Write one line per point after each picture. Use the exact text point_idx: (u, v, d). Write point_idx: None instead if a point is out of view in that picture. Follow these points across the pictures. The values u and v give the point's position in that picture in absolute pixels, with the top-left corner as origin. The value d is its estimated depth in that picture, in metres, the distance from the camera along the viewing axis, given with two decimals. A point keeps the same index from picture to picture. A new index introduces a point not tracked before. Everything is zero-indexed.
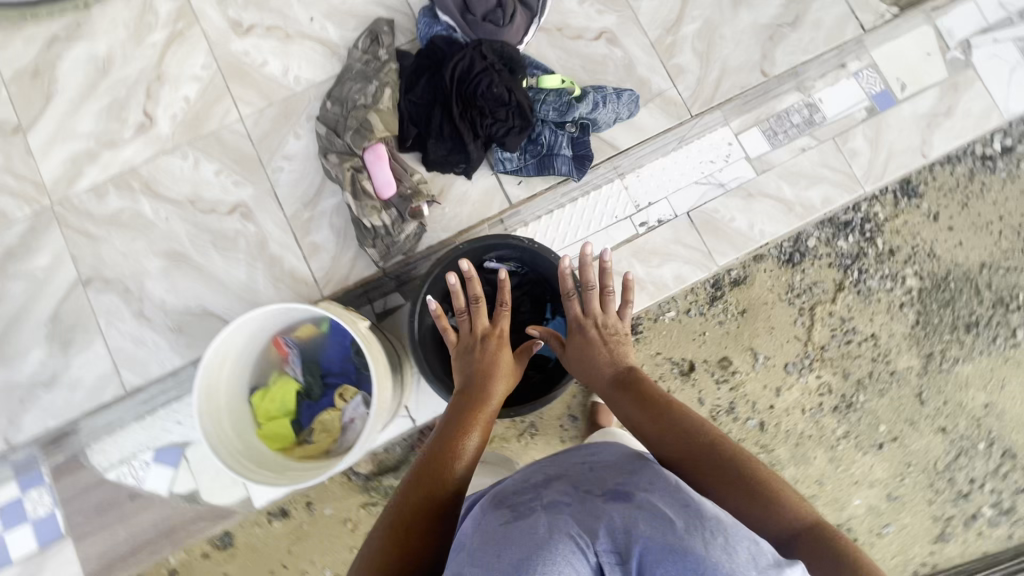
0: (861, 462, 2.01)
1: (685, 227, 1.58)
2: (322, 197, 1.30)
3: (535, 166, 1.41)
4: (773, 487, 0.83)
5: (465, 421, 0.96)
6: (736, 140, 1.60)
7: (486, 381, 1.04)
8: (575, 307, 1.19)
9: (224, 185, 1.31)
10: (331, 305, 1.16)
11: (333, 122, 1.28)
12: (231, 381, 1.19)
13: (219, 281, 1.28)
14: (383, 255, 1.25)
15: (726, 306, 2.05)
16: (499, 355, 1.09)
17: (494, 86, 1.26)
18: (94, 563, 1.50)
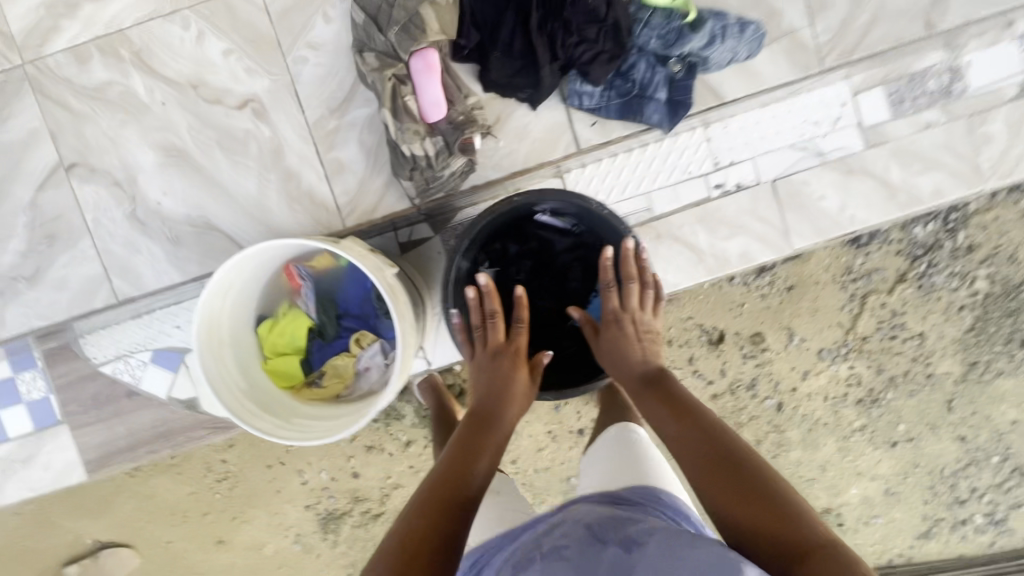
0: (869, 455, 1.92)
1: (766, 198, 1.36)
2: (353, 105, 1.07)
3: (618, 107, 1.26)
4: (781, 499, 0.80)
5: (468, 449, 0.93)
6: (853, 100, 1.32)
7: (501, 404, 1.00)
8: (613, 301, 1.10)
9: (234, 70, 1.07)
10: (356, 242, 1.00)
11: (373, 7, 0.99)
12: (238, 310, 1.06)
13: (223, 190, 1.09)
14: (419, 191, 1.06)
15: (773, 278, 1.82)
16: (516, 377, 1.04)
17: None
18: (90, 454, 1.47)
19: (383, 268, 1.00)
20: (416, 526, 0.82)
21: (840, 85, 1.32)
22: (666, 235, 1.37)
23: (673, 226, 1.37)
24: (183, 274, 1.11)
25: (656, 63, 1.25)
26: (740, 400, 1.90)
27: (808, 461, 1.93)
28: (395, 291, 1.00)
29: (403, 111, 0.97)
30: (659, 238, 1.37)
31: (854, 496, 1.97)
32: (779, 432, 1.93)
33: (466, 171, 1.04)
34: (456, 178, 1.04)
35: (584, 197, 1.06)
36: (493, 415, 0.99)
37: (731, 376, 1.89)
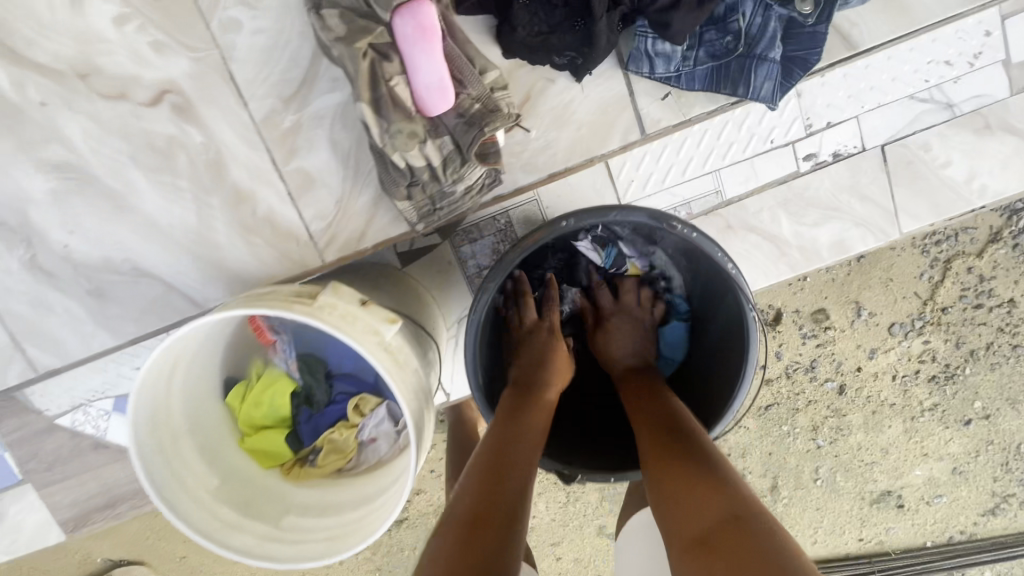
0: (938, 435, 1.67)
1: (870, 169, 1.04)
2: (318, 90, 0.73)
3: (706, 74, 0.91)
4: (723, 478, 0.63)
5: (500, 440, 0.70)
6: (999, 29, 0.98)
7: (541, 372, 0.83)
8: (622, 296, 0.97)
9: (137, 46, 0.72)
10: (340, 293, 0.71)
11: None
12: (192, 386, 0.80)
13: (153, 224, 0.78)
14: (422, 215, 0.73)
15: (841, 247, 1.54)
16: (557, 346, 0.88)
17: None
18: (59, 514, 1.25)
19: (380, 328, 0.72)
20: (449, 550, 0.57)
21: (983, 7, 0.97)
22: (739, 225, 1.07)
23: (748, 212, 1.06)
24: (116, 337, 0.83)
25: (771, 4, 0.87)
26: (798, 384, 1.64)
27: (870, 444, 1.68)
28: (400, 353, 0.74)
29: (388, 104, 0.64)
30: (731, 229, 1.07)
31: (917, 478, 1.72)
32: (840, 416, 1.66)
33: (487, 183, 0.74)
34: (471, 196, 0.73)
35: (658, 216, 0.70)
36: (537, 383, 0.81)
37: (788, 359, 1.61)
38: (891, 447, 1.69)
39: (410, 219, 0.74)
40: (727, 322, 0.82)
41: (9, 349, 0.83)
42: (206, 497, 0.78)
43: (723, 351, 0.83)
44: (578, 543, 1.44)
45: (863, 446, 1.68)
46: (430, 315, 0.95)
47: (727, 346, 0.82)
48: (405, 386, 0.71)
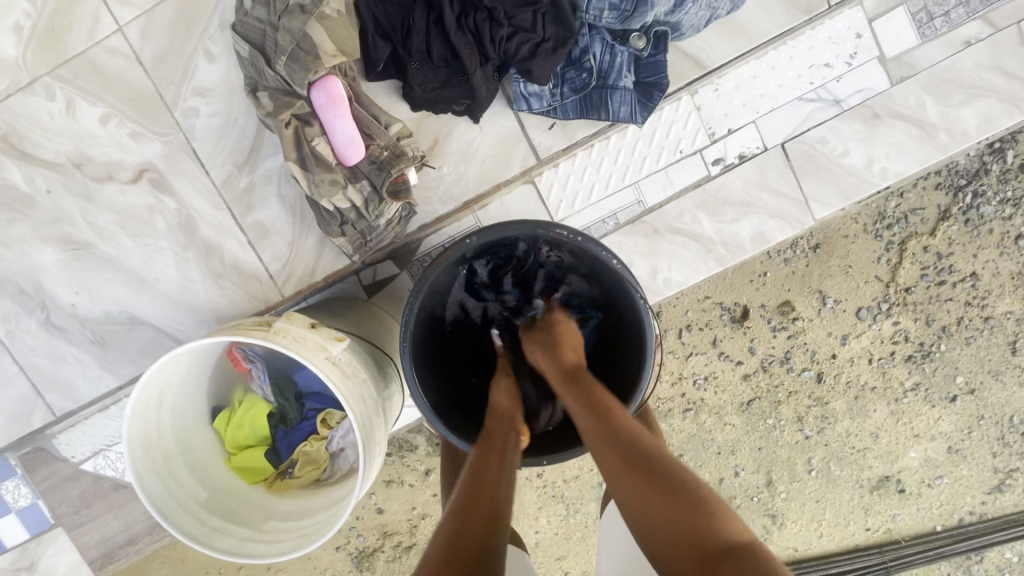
0: (925, 415, 1.57)
1: (776, 166, 1.14)
2: (263, 155, 0.89)
3: (575, 103, 1.02)
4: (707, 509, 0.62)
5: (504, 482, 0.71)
6: (868, 29, 1.09)
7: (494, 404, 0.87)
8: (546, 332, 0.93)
9: (119, 138, 0.89)
10: (293, 320, 0.85)
11: (259, 37, 0.80)
12: (180, 413, 0.92)
13: (141, 279, 0.94)
14: (358, 246, 0.87)
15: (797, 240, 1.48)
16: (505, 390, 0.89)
17: None
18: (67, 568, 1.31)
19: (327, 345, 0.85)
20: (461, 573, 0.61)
21: (850, 13, 1.09)
22: (664, 228, 1.17)
23: (671, 215, 1.17)
24: (117, 378, 0.97)
25: (614, 42, 0.99)
26: (773, 378, 1.56)
27: (858, 431, 1.59)
28: (348, 365, 0.86)
29: (312, 161, 0.79)
30: (657, 233, 1.17)
31: (914, 460, 1.60)
32: (823, 405, 1.57)
33: (405, 214, 0.87)
34: (393, 227, 0.86)
35: (543, 225, 0.81)
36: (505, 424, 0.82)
37: (762, 353, 1.54)
38: (880, 432, 1.59)
39: (347, 251, 0.86)
40: (625, 318, 0.89)
41: (33, 396, 0.98)
42: (197, 508, 0.89)
43: (626, 344, 0.89)
44: (570, 549, 1.48)
45: (852, 433, 1.59)
46: (388, 336, 1.04)
47: (628, 341, 0.89)
48: (351, 393, 0.83)
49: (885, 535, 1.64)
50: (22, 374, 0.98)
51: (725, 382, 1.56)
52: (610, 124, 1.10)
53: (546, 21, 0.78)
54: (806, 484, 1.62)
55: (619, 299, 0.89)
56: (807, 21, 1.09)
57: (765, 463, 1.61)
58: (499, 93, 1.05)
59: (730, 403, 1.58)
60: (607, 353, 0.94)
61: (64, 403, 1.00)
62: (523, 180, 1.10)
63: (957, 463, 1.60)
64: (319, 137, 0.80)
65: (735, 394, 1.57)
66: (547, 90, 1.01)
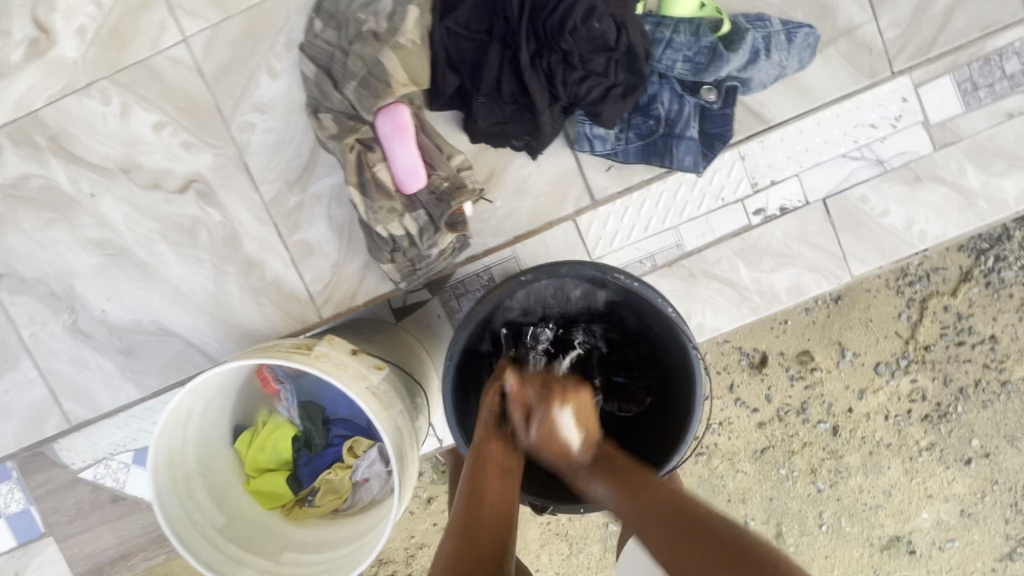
0: (939, 476, 1.55)
1: (816, 220, 1.15)
2: (315, 174, 0.88)
3: (638, 149, 1.01)
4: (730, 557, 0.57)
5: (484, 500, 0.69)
6: (914, 94, 1.11)
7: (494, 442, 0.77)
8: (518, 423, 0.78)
9: (170, 147, 0.88)
10: (334, 345, 0.82)
11: (329, 61, 0.80)
12: (205, 431, 0.89)
13: (176, 290, 0.91)
14: (405, 274, 0.85)
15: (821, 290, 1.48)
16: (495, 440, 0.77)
17: (592, 14, 0.74)
18: None
19: (368, 372, 0.82)
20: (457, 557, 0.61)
21: (898, 78, 1.10)
22: (701, 273, 1.17)
23: (708, 261, 1.16)
24: (140, 389, 0.94)
25: (684, 92, 1.00)
26: (789, 429, 1.54)
27: (870, 487, 1.56)
28: (387, 396, 0.83)
29: (372, 187, 0.79)
30: (693, 278, 1.17)
31: (926, 522, 1.57)
32: (836, 459, 1.55)
33: (457, 246, 0.86)
34: (444, 258, 0.85)
35: (601, 267, 0.80)
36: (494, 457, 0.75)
37: (778, 403, 1.53)
38: (892, 490, 1.56)
39: (394, 278, 0.85)
40: (673, 371, 0.87)
41: (50, 402, 0.95)
42: (213, 534, 0.85)
43: (670, 395, 0.88)
44: None
45: (864, 488, 1.56)
46: (420, 366, 1.02)
47: (674, 393, 0.87)
48: (389, 425, 0.80)
49: None
50: (40, 379, 0.94)
51: (741, 428, 1.54)
52: (667, 170, 1.10)
53: (619, 67, 0.77)
54: (816, 538, 1.58)
55: (666, 350, 0.87)
56: (863, 85, 1.11)
57: (775, 515, 1.57)
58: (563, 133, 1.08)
59: (743, 449, 1.55)
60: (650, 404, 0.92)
61: (80, 412, 0.96)
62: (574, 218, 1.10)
63: (968, 527, 1.57)
64: (380, 163, 0.79)
65: (750, 441, 1.54)
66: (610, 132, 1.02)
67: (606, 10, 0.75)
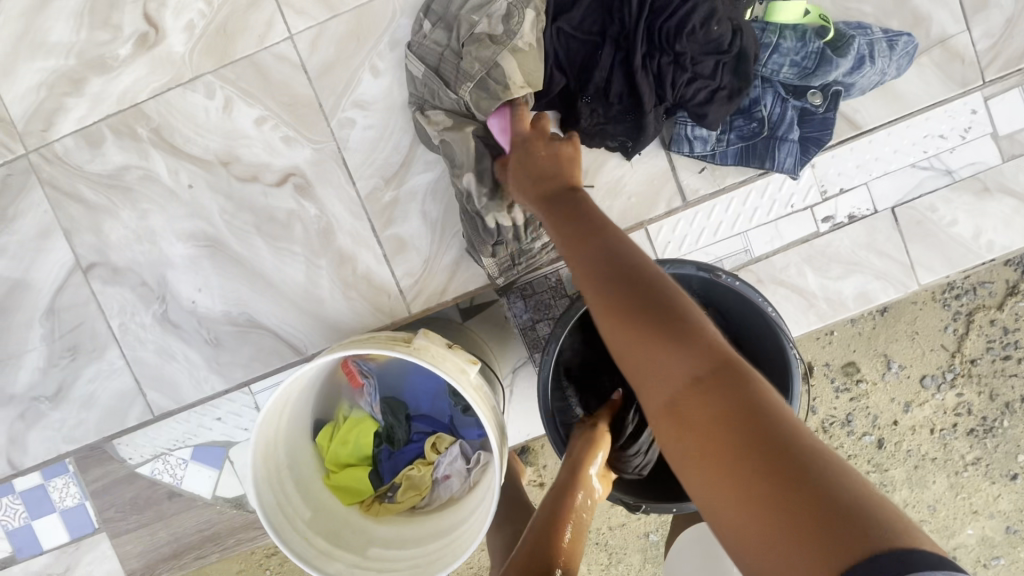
0: (986, 491, 1.54)
1: (884, 229, 1.16)
2: (411, 171, 0.89)
3: (737, 151, 1.07)
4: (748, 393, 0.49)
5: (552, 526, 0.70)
6: (983, 107, 1.12)
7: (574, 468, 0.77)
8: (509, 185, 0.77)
9: (270, 141, 0.89)
10: (433, 338, 0.83)
11: (438, 59, 0.82)
12: (294, 423, 0.89)
13: (267, 282, 0.92)
14: (502, 269, 0.86)
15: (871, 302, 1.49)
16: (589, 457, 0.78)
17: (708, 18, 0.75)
18: None
19: (466, 366, 0.82)
20: None
21: (968, 90, 1.12)
22: (769, 279, 1.18)
23: (776, 268, 1.18)
24: (225, 381, 0.95)
25: (787, 96, 1.04)
26: (835, 440, 1.55)
27: (916, 501, 1.55)
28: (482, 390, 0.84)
29: (481, 182, 0.81)
30: (760, 284, 1.18)
31: (971, 537, 1.56)
32: (882, 472, 1.55)
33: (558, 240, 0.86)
34: (544, 253, 0.86)
35: (702, 266, 0.82)
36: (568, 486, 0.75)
37: (823, 414, 1.54)
38: (937, 504, 1.56)
39: (492, 273, 0.85)
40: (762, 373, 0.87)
41: (134, 392, 0.95)
42: (302, 526, 0.85)
43: None
44: None
45: (909, 501, 1.56)
46: (499, 364, 1.02)
47: None
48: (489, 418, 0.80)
49: None
50: (126, 368, 0.95)
51: None
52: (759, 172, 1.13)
53: (726, 71, 0.79)
54: None
55: (753, 350, 0.88)
56: (932, 98, 1.13)
57: None
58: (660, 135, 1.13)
59: None
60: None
61: (162, 403, 0.96)
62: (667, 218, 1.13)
63: (1015, 544, 1.56)
64: (488, 160, 0.80)
65: None
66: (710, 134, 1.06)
67: (724, 14, 0.76)
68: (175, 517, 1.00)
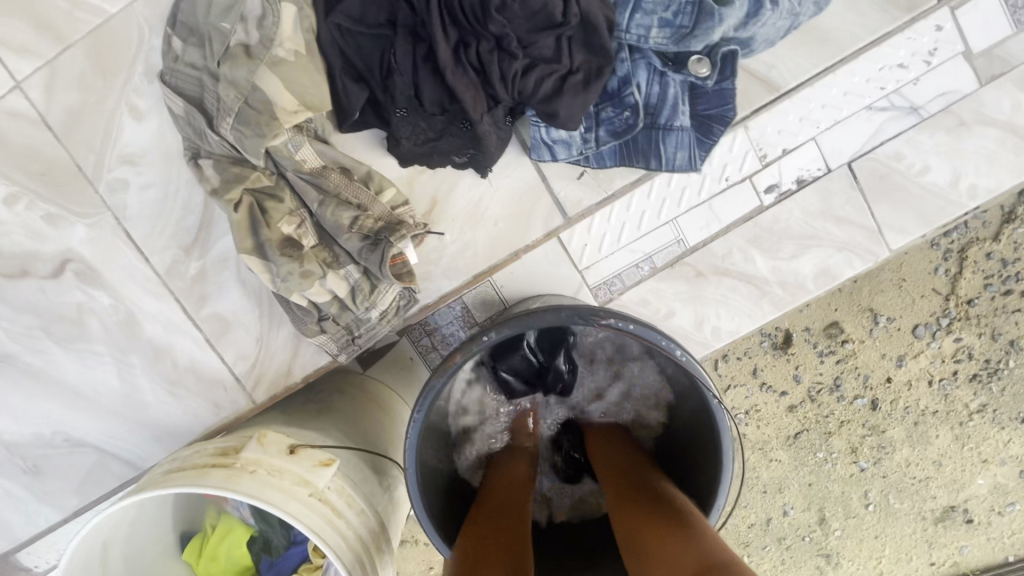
0: (996, 438, 1.39)
1: (842, 190, 0.95)
2: (213, 233, 0.70)
3: (613, 150, 0.77)
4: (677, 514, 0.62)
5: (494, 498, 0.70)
6: (951, 19, 0.89)
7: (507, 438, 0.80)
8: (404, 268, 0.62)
9: (30, 224, 0.70)
10: (267, 446, 0.66)
11: (196, 90, 0.61)
12: (138, 555, 0.74)
13: (76, 393, 0.75)
14: (343, 347, 0.68)
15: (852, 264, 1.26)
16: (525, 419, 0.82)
17: None
18: None
19: (311, 477, 0.65)
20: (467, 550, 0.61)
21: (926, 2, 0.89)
22: (710, 270, 0.99)
23: (717, 255, 0.98)
24: (60, 511, 0.79)
25: (664, 69, 0.74)
26: (824, 410, 1.38)
27: (919, 459, 1.41)
28: (340, 498, 0.67)
29: (273, 248, 0.60)
30: (701, 277, 0.99)
31: (983, 488, 1.43)
32: (879, 435, 1.40)
33: (405, 301, 0.68)
34: (388, 319, 0.67)
35: (581, 313, 0.62)
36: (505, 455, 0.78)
37: (808, 382, 1.37)
38: (944, 461, 1.41)
39: (331, 351, 0.68)
40: (692, 415, 0.71)
41: None
42: None
43: (688, 433, 0.72)
44: None
45: (912, 461, 1.41)
46: (390, 431, 0.85)
47: (695, 430, 0.71)
48: (344, 542, 0.64)
49: (952, 568, 1.49)
50: None
51: (769, 415, 1.40)
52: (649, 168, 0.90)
53: (575, 47, 0.59)
54: (864, 520, 1.45)
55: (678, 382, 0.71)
56: (880, 16, 0.89)
57: (816, 501, 1.44)
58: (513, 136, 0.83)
59: (775, 437, 1.41)
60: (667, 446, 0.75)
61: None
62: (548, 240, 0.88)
63: None
64: (284, 218, 0.61)
65: (780, 426, 1.41)
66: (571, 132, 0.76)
67: None
68: None
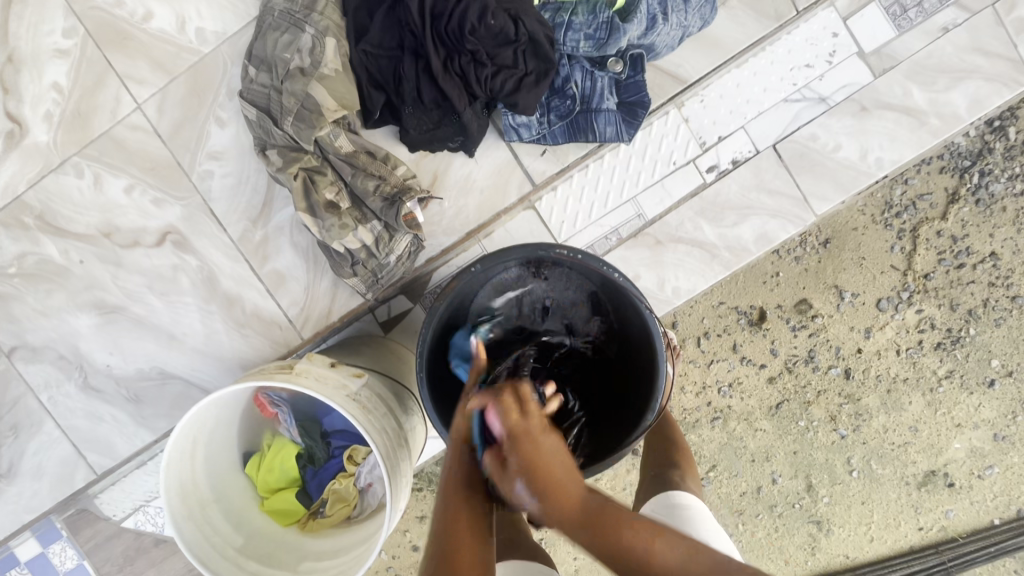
0: (966, 403, 1.39)
1: (770, 167, 1.15)
2: (274, 208, 0.98)
3: (562, 129, 1.04)
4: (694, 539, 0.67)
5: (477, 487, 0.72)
6: (843, 27, 1.12)
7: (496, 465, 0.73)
8: (414, 226, 0.90)
9: (142, 206, 0.97)
10: (313, 360, 0.86)
11: (264, 100, 0.89)
12: (215, 460, 0.95)
13: (170, 334, 1.00)
14: (370, 285, 0.95)
15: (805, 237, 1.33)
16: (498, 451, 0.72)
17: (488, 16, 0.85)
18: None
19: (348, 381, 0.86)
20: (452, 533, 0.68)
21: (823, 15, 1.12)
22: (667, 239, 1.16)
23: (671, 226, 1.15)
24: (153, 431, 1.03)
25: (594, 69, 1.03)
26: (799, 381, 1.39)
27: (894, 427, 1.41)
28: (370, 400, 0.86)
29: (321, 208, 0.88)
30: (660, 245, 1.16)
31: (960, 452, 1.42)
32: (855, 403, 1.40)
33: (413, 250, 0.95)
34: (403, 262, 0.94)
35: (542, 246, 0.81)
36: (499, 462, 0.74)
37: (784, 355, 1.37)
38: (919, 425, 1.40)
39: (361, 289, 0.94)
40: (634, 334, 0.89)
41: (75, 457, 1.03)
42: (234, 554, 0.90)
43: (633, 350, 0.90)
44: None
45: (890, 428, 1.41)
46: (410, 373, 1.02)
47: (638, 347, 0.89)
48: (375, 427, 0.82)
49: (940, 533, 1.45)
50: (63, 437, 1.03)
51: (752, 387, 1.39)
52: (596, 146, 1.10)
53: (527, 56, 0.88)
54: (849, 487, 1.43)
55: (624, 312, 0.90)
56: (779, 28, 1.12)
57: (803, 467, 1.42)
58: (489, 127, 1.08)
59: (759, 408, 1.40)
60: (617, 372, 0.93)
61: (101, 462, 1.04)
62: (521, 206, 1.10)
63: (1006, 451, 1.41)
64: (326, 189, 0.89)
65: (763, 398, 1.39)
66: (531, 118, 1.04)
67: (499, 8, 0.86)
68: (165, 561, 1.11)
